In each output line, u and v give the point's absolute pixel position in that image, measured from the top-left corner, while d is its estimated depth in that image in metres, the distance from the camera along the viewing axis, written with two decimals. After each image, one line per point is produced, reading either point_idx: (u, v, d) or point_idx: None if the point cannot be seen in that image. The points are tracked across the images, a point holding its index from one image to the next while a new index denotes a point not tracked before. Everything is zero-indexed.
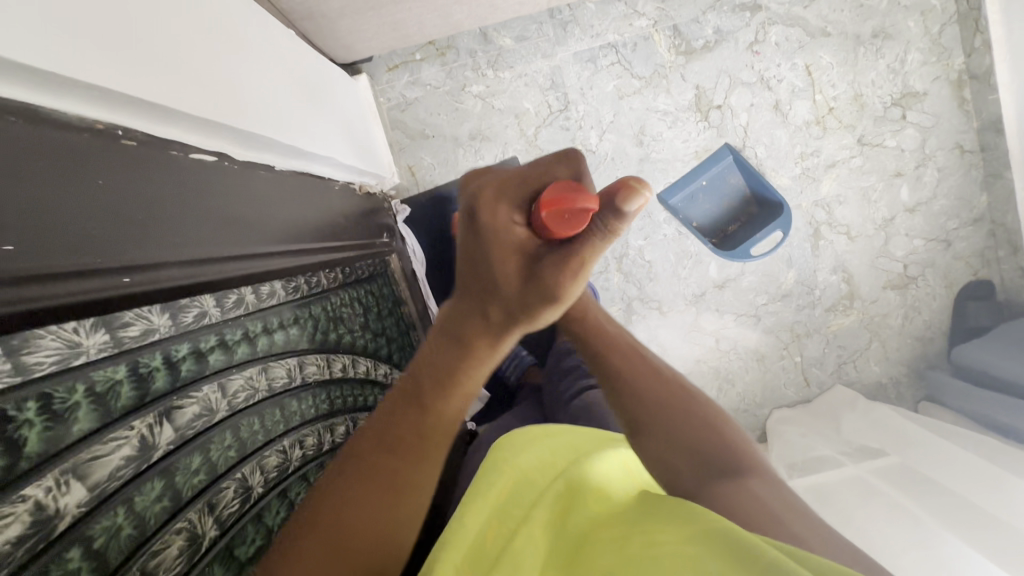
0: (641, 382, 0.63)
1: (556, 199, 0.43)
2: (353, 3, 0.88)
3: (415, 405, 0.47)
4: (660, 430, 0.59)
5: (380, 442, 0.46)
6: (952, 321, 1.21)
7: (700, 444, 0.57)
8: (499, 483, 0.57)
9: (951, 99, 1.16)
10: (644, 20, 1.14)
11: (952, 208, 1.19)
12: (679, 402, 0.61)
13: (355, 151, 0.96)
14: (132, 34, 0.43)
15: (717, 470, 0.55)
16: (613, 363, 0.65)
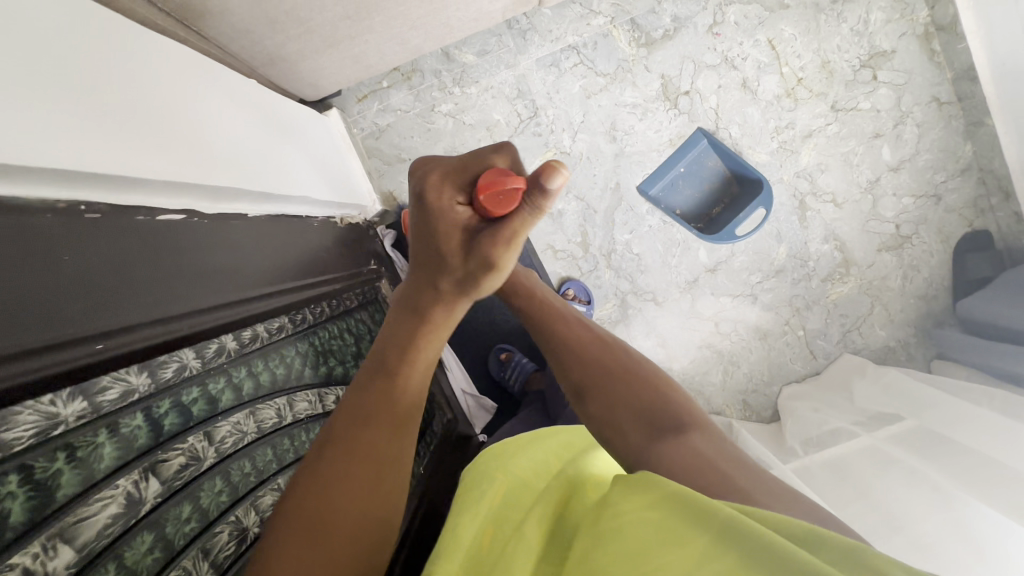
0: (590, 354, 0.62)
1: (491, 183, 0.45)
2: (311, 44, 0.90)
3: (381, 377, 0.52)
4: (603, 398, 0.57)
5: (355, 419, 0.50)
6: (953, 276, 1.19)
7: (642, 406, 0.55)
8: (496, 481, 0.56)
9: (921, 53, 1.14)
10: (601, 18, 1.15)
11: (937, 162, 1.17)
12: (623, 366, 0.60)
13: (333, 185, 0.98)
14: (83, 111, 0.45)
15: (658, 428, 0.53)
16: (568, 342, 0.64)
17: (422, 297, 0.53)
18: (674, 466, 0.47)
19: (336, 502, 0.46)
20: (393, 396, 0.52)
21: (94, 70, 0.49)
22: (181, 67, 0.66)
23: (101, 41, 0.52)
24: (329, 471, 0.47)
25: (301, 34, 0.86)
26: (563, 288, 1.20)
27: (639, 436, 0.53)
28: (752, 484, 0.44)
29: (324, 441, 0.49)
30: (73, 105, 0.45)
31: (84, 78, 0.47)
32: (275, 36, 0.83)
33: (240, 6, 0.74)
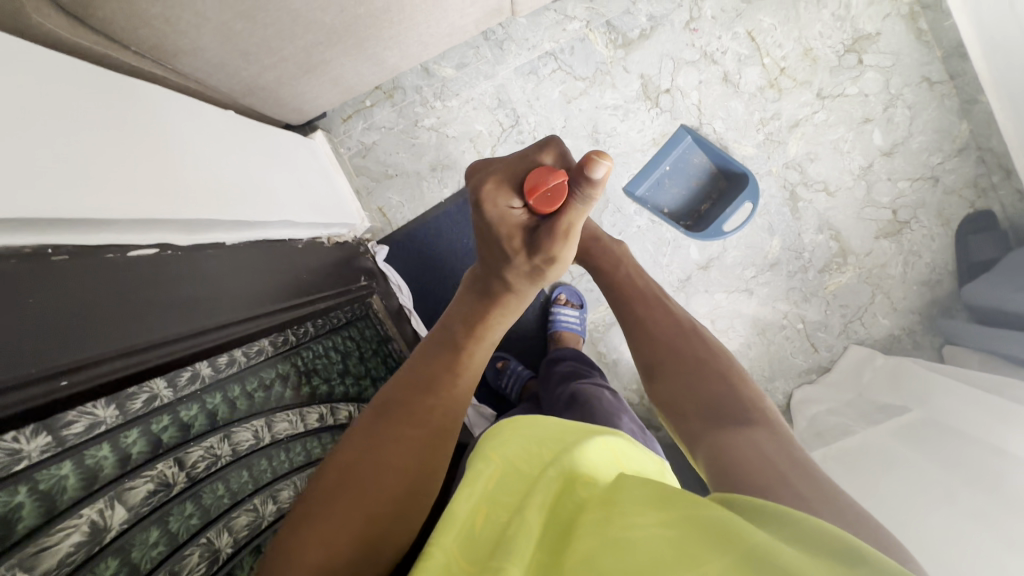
0: (669, 348, 0.68)
1: (542, 186, 0.52)
2: (288, 72, 0.93)
3: (449, 349, 0.60)
4: (675, 388, 0.64)
5: (416, 387, 0.57)
6: (956, 259, 1.15)
7: (713, 398, 0.60)
8: (488, 466, 0.51)
9: (907, 33, 1.11)
10: (577, 23, 1.15)
11: (932, 143, 1.14)
12: (691, 361, 0.65)
13: (317, 206, 1.00)
14: (42, 160, 0.48)
15: (723, 417, 0.58)
16: (653, 337, 0.70)
17: (494, 279, 0.61)
18: (724, 450, 0.52)
19: (379, 463, 0.51)
20: (455, 362, 0.60)
21: (57, 115, 0.51)
22: (152, 108, 0.68)
23: (63, 90, 0.54)
24: (388, 430, 0.53)
25: (276, 63, 0.88)
26: (556, 294, 1.25)
27: (701, 418, 0.59)
28: (808, 488, 0.45)
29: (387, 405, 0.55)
30: (34, 156, 0.47)
31: (46, 129, 0.49)
32: (249, 67, 0.86)
33: (211, 43, 0.77)
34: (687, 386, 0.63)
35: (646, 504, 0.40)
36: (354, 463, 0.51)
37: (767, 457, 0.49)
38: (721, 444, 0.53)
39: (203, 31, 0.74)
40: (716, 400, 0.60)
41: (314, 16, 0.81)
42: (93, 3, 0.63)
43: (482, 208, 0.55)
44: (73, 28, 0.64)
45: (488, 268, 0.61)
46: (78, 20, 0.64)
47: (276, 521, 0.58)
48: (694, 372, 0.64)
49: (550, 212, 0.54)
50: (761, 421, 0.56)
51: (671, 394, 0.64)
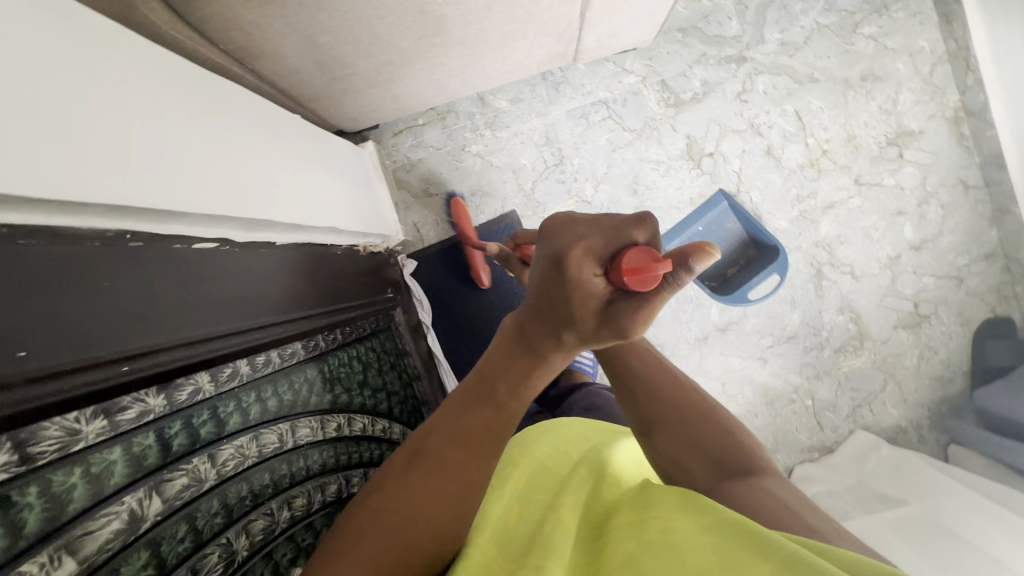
0: (652, 392, 0.64)
1: (644, 267, 0.47)
2: (355, 85, 0.96)
3: (489, 404, 0.55)
4: (679, 440, 0.59)
5: (454, 439, 0.53)
6: (971, 361, 1.17)
7: (715, 453, 0.57)
8: (518, 467, 0.61)
9: (949, 135, 1.15)
10: (633, 77, 1.19)
11: (960, 244, 1.17)
12: (675, 403, 0.62)
13: (360, 214, 1.03)
14: (138, 152, 0.50)
15: (731, 471, 0.55)
16: (643, 377, 0.65)
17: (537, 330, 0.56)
18: (741, 503, 0.49)
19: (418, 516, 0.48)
20: (495, 419, 0.55)
21: (151, 108, 0.54)
22: (231, 106, 0.71)
23: (157, 85, 0.56)
24: (424, 485, 0.50)
25: (346, 75, 0.92)
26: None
27: (708, 475, 0.55)
28: (825, 524, 0.45)
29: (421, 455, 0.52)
30: (128, 147, 0.49)
31: (140, 120, 0.52)
32: (321, 76, 0.89)
33: (292, 52, 0.80)
34: (684, 435, 0.59)
35: (681, 509, 0.44)
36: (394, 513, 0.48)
37: (786, 503, 0.48)
38: (737, 496, 0.50)
39: (288, 40, 0.77)
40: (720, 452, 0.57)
41: (393, 39, 0.85)
42: (197, 4, 0.66)
43: (564, 270, 0.50)
44: (173, 23, 0.67)
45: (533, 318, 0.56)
46: (178, 17, 0.67)
47: (288, 528, 0.59)
48: (692, 420, 0.61)
49: (637, 293, 0.50)
50: (764, 469, 0.55)
51: (672, 447, 0.59)
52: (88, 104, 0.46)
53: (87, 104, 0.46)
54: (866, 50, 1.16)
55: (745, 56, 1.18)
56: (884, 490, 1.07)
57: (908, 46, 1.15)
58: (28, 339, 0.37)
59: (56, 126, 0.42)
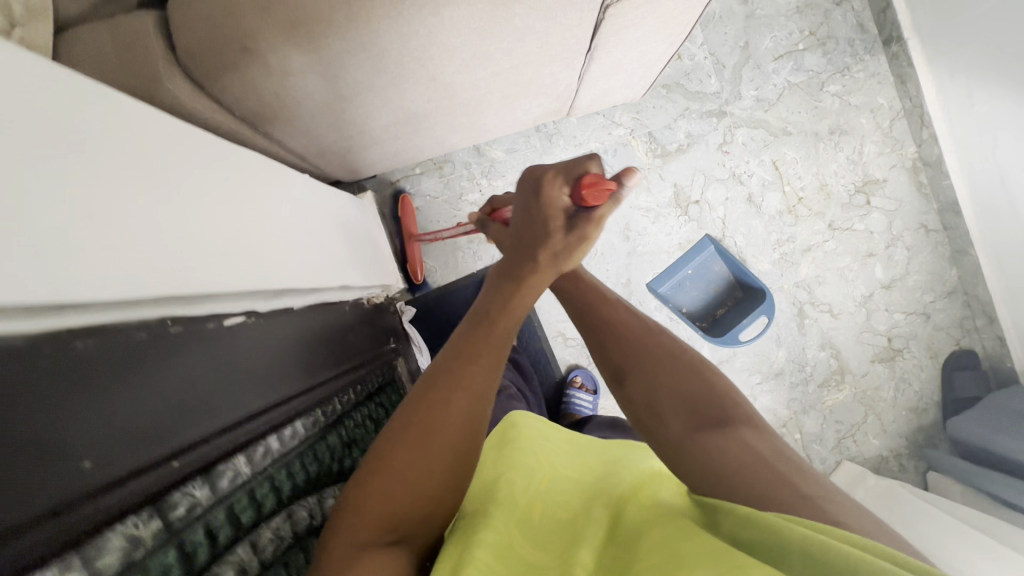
0: (608, 333, 0.62)
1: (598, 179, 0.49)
2: (359, 143, 0.99)
3: (484, 325, 0.54)
4: (651, 387, 0.56)
5: (456, 357, 0.52)
6: (942, 391, 1.25)
7: (681, 394, 0.54)
8: (540, 468, 0.64)
9: (910, 183, 1.26)
10: (622, 129, 1.26)
11: (926, 282, 1.26)
12: (633, 343, 0.60)
13: (367, 268, 1.03)
14: (185, 236, 0.51)
15: (705, 419, 0.52)
16: (612, 325, 0.62)
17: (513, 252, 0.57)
18: (720, 463, 0.47)
19: (423, 431, 0.49)
20: (490, 340, 0.53)
21: (193, 187, 0.54)
22: (260, 171, 0.72)
23: (195, 167, 0.56)
24: (423, 402, 0.50)
25: (354, 135, 0.94)
26: (571, 376, 1.26)
27: (680, 422, 0.53)
28: (815, 493, 0.43)
29: (427, 380, 0.52)
30: (172, 237, 0.49)
31: (181, 207, 0.52)
32: (329, 135, 0.91)
33: (306, 118, 0.82)
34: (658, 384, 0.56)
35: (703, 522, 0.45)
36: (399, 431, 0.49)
37: (765, 463, 0.46)
38: (712, 452, 0.48)
39: (303, 109, 0.80)
40: (696, 400, 0.54)
41: (404, 103, 0.88)
42: (220, 78, 0.67)
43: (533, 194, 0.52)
44: (196, 95, 0.68)
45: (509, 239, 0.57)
46: (200, 88, 0.68)
47: None
48: (664, 368, 0.57)
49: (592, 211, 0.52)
50: (746, 420, 0.52)
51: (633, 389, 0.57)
52: (138, 195, 0.46)
53: (135, 199, 0.46)
54: (832, 106, 1.26)
55: (724, 111, 1.26)
56: None
57: (869, 103, 1.26)
58: (93, 449, 0.37)
59: (113, 222, 0.42)
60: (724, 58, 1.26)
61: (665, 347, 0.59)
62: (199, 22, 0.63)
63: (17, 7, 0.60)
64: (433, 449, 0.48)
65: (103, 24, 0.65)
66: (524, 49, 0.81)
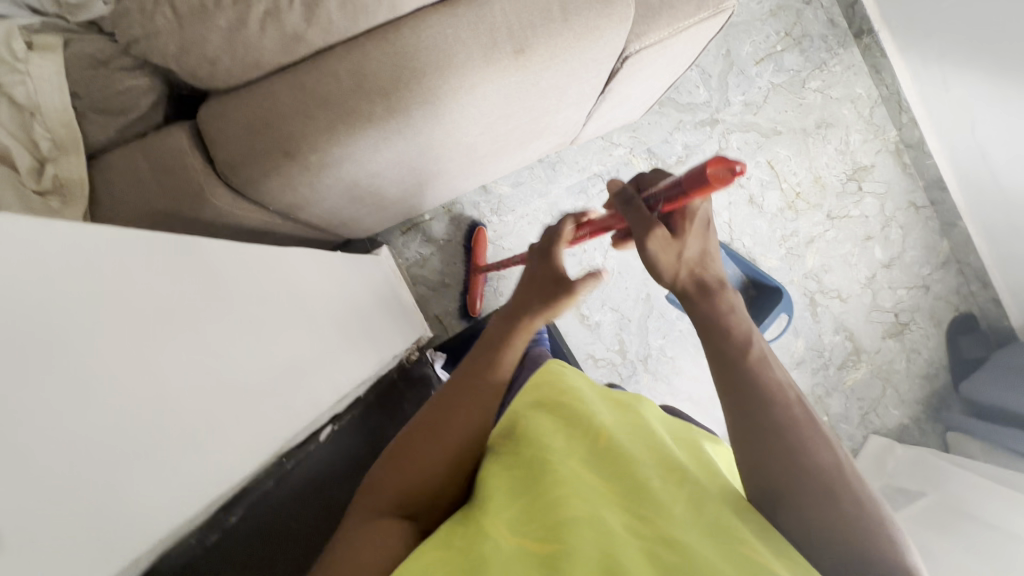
0: (766, 430, 0.45)
1: (722, 159, 0.48)
2: (380, 207, 0.98)
3: (493, 348, 0.58)
4: (788, 455, 0.44)
5: (468, 371, 0.56)
6: (949, 356, 1.34)
7: (817, 524, 0.42)
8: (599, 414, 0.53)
9: (895, 166, 1.33)
10: (621, 149, 1.29)
11: (922, 257, 1.34)
12: (797, 451, 0.44)
13: (399, 324, 1.03)
14: (272, 371, 0.51)
15: (833, 511, 0.43)
16: (744, 368, 0.48)
17: (653, 241, 0.52)
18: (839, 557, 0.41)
19: (446, 428, 0.52)
20: (493, 362, 0.57)
21: (265, 313, 0.55)
22: (293, 266, 0.70)
23: (252, 279, 0.56)
24: (441, 408, 0.53)
25: (377, 202, 0.94)
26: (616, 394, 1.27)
27: (805, 501, 0.43)
28: None
29: (446, 386, 0.56)
30: (267, 372, 0.50)
31: (260, 335, 0.51)
32: (357, 206, 0.90)
33: (338, 198, 0.82)
34: (793, 455, 0.44)
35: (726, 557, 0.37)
36: (424, 422, 0.53)
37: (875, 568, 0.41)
38: (828, 540, 0.42)
39: (335, 194, 0.79)
40: (827, 492, 0.43)
41: (433, 169, 0.89)
42: (261, 182, 0.66)
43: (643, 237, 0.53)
44: (235, 201, 0.67)
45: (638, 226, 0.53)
46: (240, 194, 0.67)
47: None
48: (797, 440, 0.45)
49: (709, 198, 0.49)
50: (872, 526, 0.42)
51: (758, 476, 0.45)
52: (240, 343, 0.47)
53: (233, 339, 0.46)
54: (816, 102, 1.31)
55: (716, 119, 1.30)
56: (903, 484, 1.21)
57: (849, 94, 1.32)
58: None
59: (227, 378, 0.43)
60: (709, 67, 1.29)
61: (800, 414, 0.46)
62: (235, 132, 0.63)
63: (45, 142, 0.60)
64: (448, 444, 0.51)
65: (133, 145, 0.63)
66: (547, 104, 0.83)
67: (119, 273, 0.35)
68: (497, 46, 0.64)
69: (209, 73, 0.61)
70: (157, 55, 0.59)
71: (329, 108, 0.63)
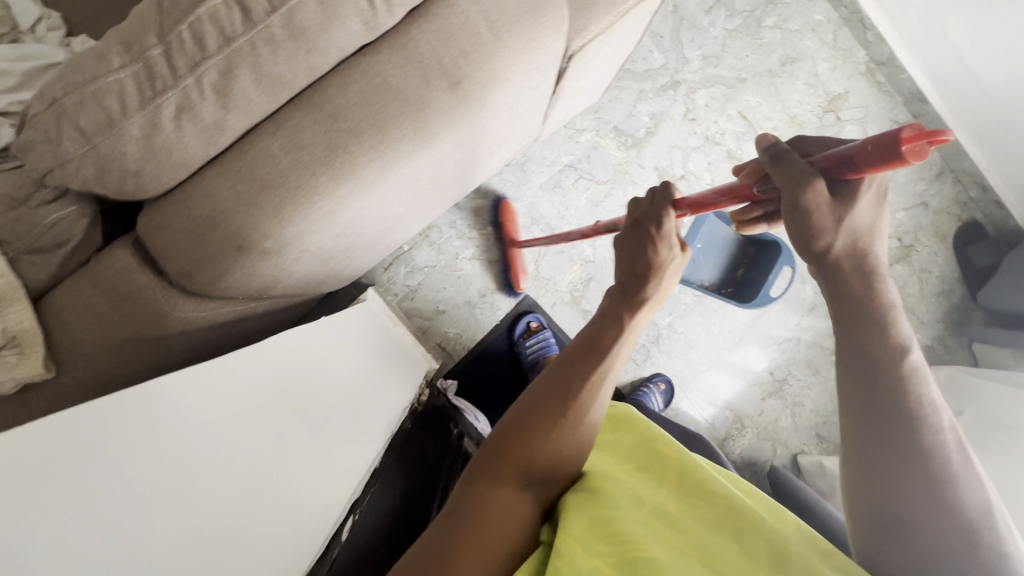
0: (887, 442, 0.47)
1: (921, 133, 0.41)
2: (354, 258, 0.94)
3: (611, 321, 0.56)
4: (899, 462, 0.46)
5: (582, 354, 0.55)
6: (960, 268, 1.31)
7: (899, 510, 0.46)
8: (663, 460, 0.54)
9: (870, 87, 1.28)
10: (587, 133, 1.24)
11: (914, 173, 1.30)
12: (916, 475, 0.46)
13: (403, 364, 1.01)
14: (252, 488, 0.57)
15: (935, 519, 0.45)
16: (884, 373, 0.47)
17: (811, 207, 0.46)
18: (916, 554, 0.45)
19: (561, 418, 0.51)
20: (607, 339, 0.55)
21: (234, 429, 0.59)
22: (278, 356, 0.70)
23: (236, 406, 0.60)
24: (561, 388, 0.53)
25: (351, 256, 0.90)
26: (655, 381, 1.26)
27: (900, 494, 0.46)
28: None
29: (565, 365, 0.55)
30: (241, 493, 0.56)
31: (251, 465, 0.58)
32: (333, 265, 0.87)
33: (311, 266, 0.78)
34: (892, 465, 0.46)
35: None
36: (541, 404, 0.52)
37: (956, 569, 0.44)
38: (902, 543, 0.45)
39: (304, 268, 0.76)
40: (917, 505, 0.45)
41: (399, 212, 0.86)
42: (222, 281, 0.62)
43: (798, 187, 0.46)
44: (201, 305, 0.63)
45: (790, 192, 0.46)
46: (202, 296, 0.63)
47: None
48: (911, 451, 0.46)
49: (883, 170, 0.43)
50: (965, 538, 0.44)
51: (867, 476, 0.48)
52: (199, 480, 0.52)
53: (218, 490, 0.54)
54: (776, 39, 1.25)
55: (677, 80, 1.24)
56: None
57: (808, 23, 1.26)
58: None
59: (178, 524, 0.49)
60: (659, 28, 1.23)
61: (925, 432, 0.46)
62: (182, 238, 0.59)
63: None
64: (564, 436, 0.51)
65: (80, 277, 0.60)
66: (502, 122, 0.78)
67: (81, 497, 0.44)
68: (432, 84, 0.59)
69: (136, 186, 0.57)
70: (75, 181, 0.55)
71: (273, 191, 0.58)
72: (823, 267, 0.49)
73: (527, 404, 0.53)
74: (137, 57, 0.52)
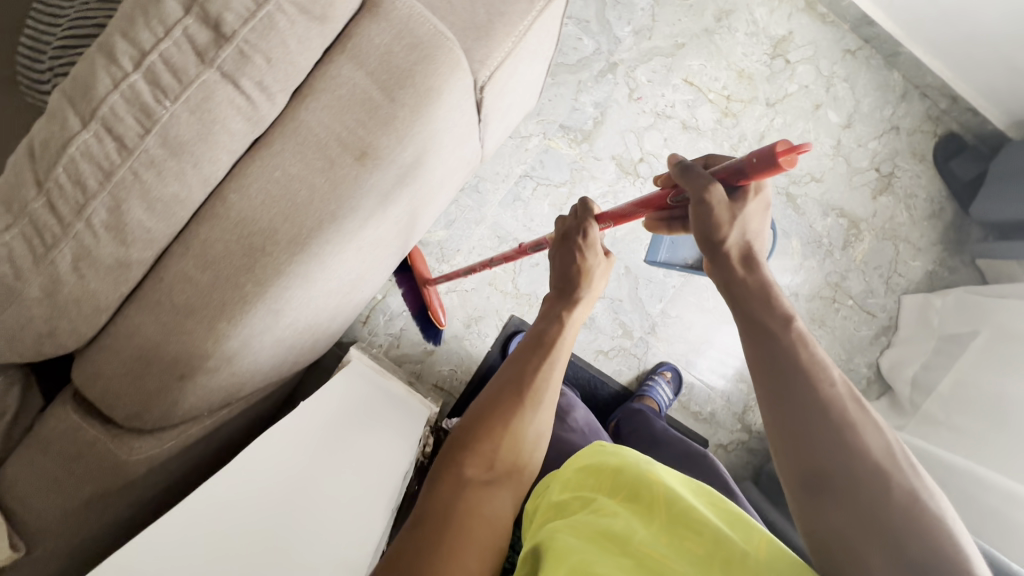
0: (800, 410, 0.48)
1: (791, 146, 0.45)
2: (325, 331, 0.92)
3: (553, 314, 0.67)
4: (811, 417, 0.48)
5: (529, 348, 0.66)
6: (947, 184, 1.26)
7: (848, 529, 0.43)
8: (650, 489, 0.48)
9: (813, 21, 1.22)
10: (535, 139, 1.19)
11: (879, 100, 1.24)
12: (834, 432, 0.46)
13: (407, 411, 0.96)
14: None
15: (861, 483, 0.44)
16: (776, 349, 0.51)
17: (713, 207, 0.52)
18: (856, 517, 0.43)
19: (509, 409, 0.61)
20: (548, 330, 0.66)
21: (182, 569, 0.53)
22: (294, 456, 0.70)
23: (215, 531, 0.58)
24: (508, 382, 0.63)
25: (321, 330, 0.87)
26: (661, 370, 1.23)
27: (819, 454, 0.46)
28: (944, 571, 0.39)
29: (515, 359, 0.65)
30: None
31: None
32: (307, 339, 0.84)
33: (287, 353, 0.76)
34: (809, 421, 0.48)
35: None
36: (493, 399, 0.62)
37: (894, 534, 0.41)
38: (838, 512, 0.44)
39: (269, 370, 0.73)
40: (843, 466, 0.45)
41: (361, 279, 0.84)
42: (174, 413, 0.59)
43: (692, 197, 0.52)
44: (160, 439, 0.61)
45: (694, 197, 0.52)
46: (159, 431, 0.61)
47: None
48: (824, 413, 0.48)
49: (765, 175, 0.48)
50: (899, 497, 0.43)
51: (788, 449, 0.48)
52: None
53: None
54: None
55: (614, 62, 1.19)
56: (954, 329, 1.16)
57: None
58: None
59: None
60: (583, 13, 1.18)
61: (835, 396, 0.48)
62: (117, 384, 0.56)
63: None
64: (516, 422, 0.60)
65: (30, 446, 0.58)
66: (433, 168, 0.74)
67: None
68: (337, 162, 0.57)
69: (55, 343, 0.55)
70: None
71: (200, 313, 0.55)
72: (721, 259, 0.55)
73: (488, 397, 0.62)
74: (19, 215, 0.49)
